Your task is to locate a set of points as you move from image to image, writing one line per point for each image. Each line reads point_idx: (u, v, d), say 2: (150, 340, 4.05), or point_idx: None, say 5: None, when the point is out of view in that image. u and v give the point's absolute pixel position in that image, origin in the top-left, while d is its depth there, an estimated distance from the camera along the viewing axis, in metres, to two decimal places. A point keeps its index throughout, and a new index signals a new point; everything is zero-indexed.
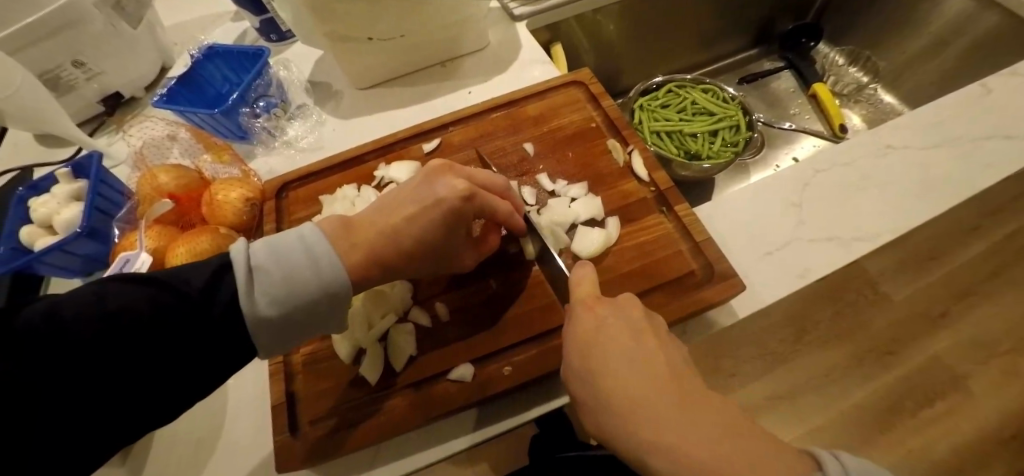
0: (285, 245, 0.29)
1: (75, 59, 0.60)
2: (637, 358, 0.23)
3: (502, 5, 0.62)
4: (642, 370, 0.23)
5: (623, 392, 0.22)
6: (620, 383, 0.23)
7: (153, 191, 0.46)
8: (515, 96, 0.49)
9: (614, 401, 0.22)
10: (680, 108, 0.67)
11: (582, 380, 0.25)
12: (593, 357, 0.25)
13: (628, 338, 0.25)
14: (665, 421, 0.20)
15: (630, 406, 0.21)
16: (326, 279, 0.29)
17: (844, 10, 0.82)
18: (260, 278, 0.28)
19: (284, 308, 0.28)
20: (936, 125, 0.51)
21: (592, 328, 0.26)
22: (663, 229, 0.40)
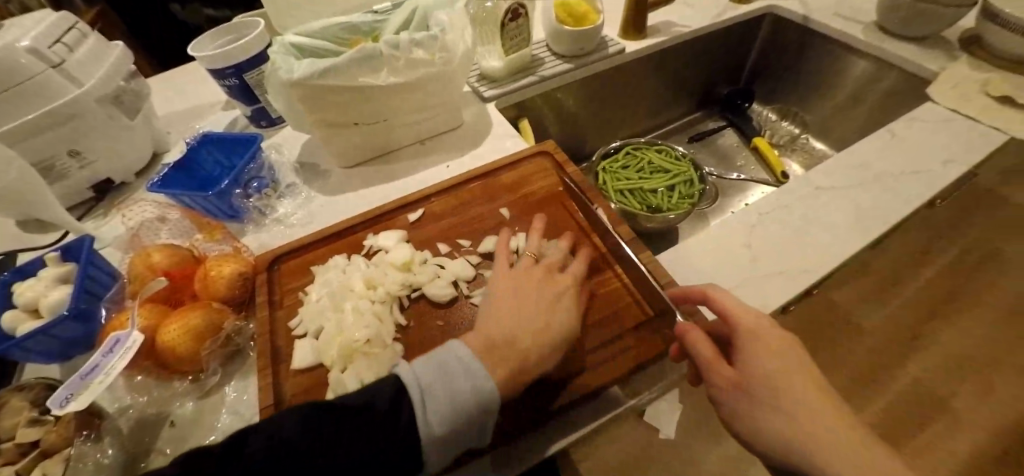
0: (449, 367, 0.33)
1: (71, 149, 0.63)
2: (832, 405, 0.27)
3: (474, 89, 0.70)
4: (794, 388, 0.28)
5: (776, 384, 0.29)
6: (813, 422, 0.26)
7: (147, 271, 0.48)
8: (490, 167, 0.55)
9: (817, 437, 0.25)
10: (639, 168, 0.75)
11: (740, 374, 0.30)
12: (782, 380, 0.28)
13: (808, 376, 0.28)
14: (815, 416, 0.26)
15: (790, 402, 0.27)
16: (484, 401, 0.32)
17: (768, 76, 0.95)
18: (435, 401, 0.31)
19: (457, 430, 0.32)
20: (855, 167, 0.59)
21: (767, 355, 0.30)
22: (619, 283, 0.45)
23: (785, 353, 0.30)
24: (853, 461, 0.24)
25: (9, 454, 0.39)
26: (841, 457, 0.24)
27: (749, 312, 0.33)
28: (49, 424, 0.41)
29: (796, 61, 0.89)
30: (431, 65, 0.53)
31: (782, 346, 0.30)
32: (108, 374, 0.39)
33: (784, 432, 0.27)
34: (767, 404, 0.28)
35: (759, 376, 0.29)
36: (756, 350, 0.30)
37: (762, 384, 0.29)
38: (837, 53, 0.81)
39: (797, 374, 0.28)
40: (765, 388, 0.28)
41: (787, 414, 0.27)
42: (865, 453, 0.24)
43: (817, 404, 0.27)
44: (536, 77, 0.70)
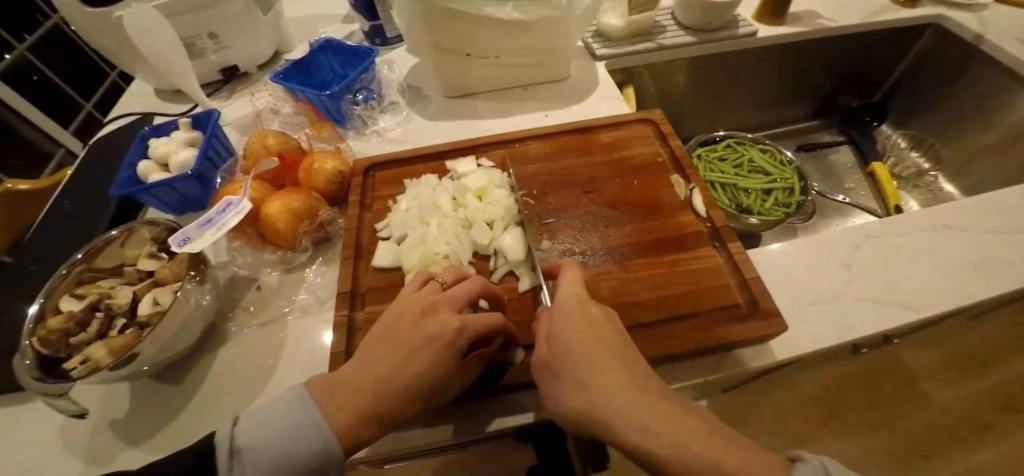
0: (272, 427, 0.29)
1: (211, 32, 0.69)
2: (618, 364, 0.28)
3: (586, 45, 0.68)
4: (599, 350, 0.29)
5: (577, 349, 0.29)
6: (598, 382, 0.27)
7: (262, 150, 0.53)
8: (591, 124, 0.54)
9: (605, 398, 0.26)
10: (736, 163, 0.71)
11: (552, 346, 0.31)
12: (582, 346, 0.29)
13: (601, 335, 0.30)
14: (605, 376, 0.27)
15: (586, 369, 0.28)
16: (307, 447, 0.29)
17: (910, 97, 0.84)
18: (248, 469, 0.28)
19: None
20: (999, 214, 0.51)
21: (569, 323, 0.31)
22: (661, 270, 0.41)
23: (592, 316, 0.31)
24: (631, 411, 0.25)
25: (130, 276, 0.47)
26: (620, 406, 0.25)
27: (572, 285, 0.34)
28: (164, 260, 0.49)
29: (950, 86, 0.77)
30: (556, 8, 0.52)
31: (580, 319, 0.31)
32: (219, 229, 0.44)
33: (582, 403, 0.27)
34: (572, 379, 0.28)
35: (562, 346, 0.30)
36: (561, 325, 0.31)
37: (561, 353, 0.30)
38: (1005, 86, 0.69)
39: (589, 346, 0.29)
40: (562, 358, 0.29)
41: (574, 381, 0.28)
42: (650, 410, 0.25)
43: (612, 374, 0.27)
44: (652, 44, 0.67)
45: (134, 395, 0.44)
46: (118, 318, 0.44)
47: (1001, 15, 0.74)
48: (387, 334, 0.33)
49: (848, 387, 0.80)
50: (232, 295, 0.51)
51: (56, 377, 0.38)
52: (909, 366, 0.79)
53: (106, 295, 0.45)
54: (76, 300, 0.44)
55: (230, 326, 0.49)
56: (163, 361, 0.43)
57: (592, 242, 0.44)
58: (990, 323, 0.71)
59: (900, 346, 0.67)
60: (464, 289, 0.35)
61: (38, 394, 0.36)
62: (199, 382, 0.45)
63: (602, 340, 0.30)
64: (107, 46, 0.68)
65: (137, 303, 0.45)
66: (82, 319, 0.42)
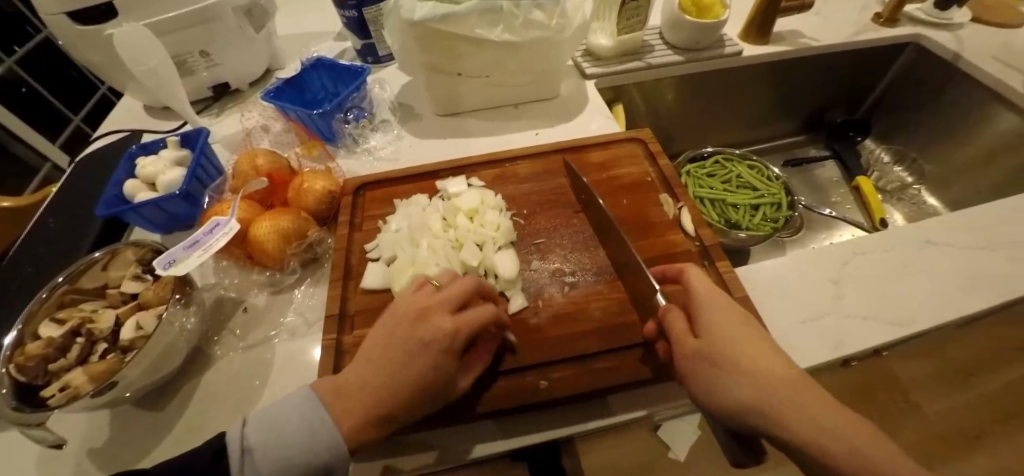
0: (283, 428, 0.30)
1: (202, 50, 0.69)
2: (776, 362, 0.29)
3: (576, 64, 0.69)
4: (757, 347, 0.30)
5: (737, 342, 0.30)
6: (762, 375, 0.28)
7: (251, 170, 0.53)
8: (581, 142, 0.54)
9: (779, 393, 0.27)
10: (725, 179, 0.71)
11: (705, 337, 0.31)
12: (740, 340, 0.30)
13: (752, 332, 0.31)
14: (771, 369, 0.28)
15: (751, 362, 0.29)
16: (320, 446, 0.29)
17: (893, 113, 0.86)
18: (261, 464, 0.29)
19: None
20: (981, 230, 0.52)
21: (722, 316, 0.32)
22: None
23: (740, 313, 0.32)
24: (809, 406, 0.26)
25: (114, 299, 0.46)
26: (791, 400, 0.27)
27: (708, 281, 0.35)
28: (148, 282, 0.47)
29: (931, 102, 0.79)
30: (546, 29, 0.53)
31: (730, 314, 0.32)
32: (204, 251, 0.44)
33: (751, 393, 0.28)
34: (724, 367, 0.29)
35: (717, 336, 0.31)
36: (715, 318, 0.32)
37: (716, 343, 0.30)
38: (983, 103, 0.71)
39: (750, 342, 0.30)
40: (718, 347, 0.30)
41: (736, 370, 0.29)
42: (816, 405, 0.27)
43: (784, 374, 0.28)
44: (641, 63, 0.68)
45: (114, 423, 0.43)
46: (99, 343, 0.43)
47: (976, 35, 0.76)
48: (388, 333, 0.33)
49: (838, 400, 0.80)
50: (218, 317, 0.50)
51: (33, 406, 0.37)
52: (899, 377, 0.80)
53: (87, 319, 0.44)
54: (57, 325, 0.43)
55: (215, 349, 0.48)
56: (146, 387, 0.42)
57: (583, 262, 0.44)
58: (975, 334, 0.71)
59: (888, 359, 0.68)
60: (456, 286, 0.35)
61: (13, 424, 0.35)
62: (182, 406, 0.44)
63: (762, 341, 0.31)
64: (96, 63, 0.67)
65: (120, 328, 0.44)
66: (61, 344, 0.41)
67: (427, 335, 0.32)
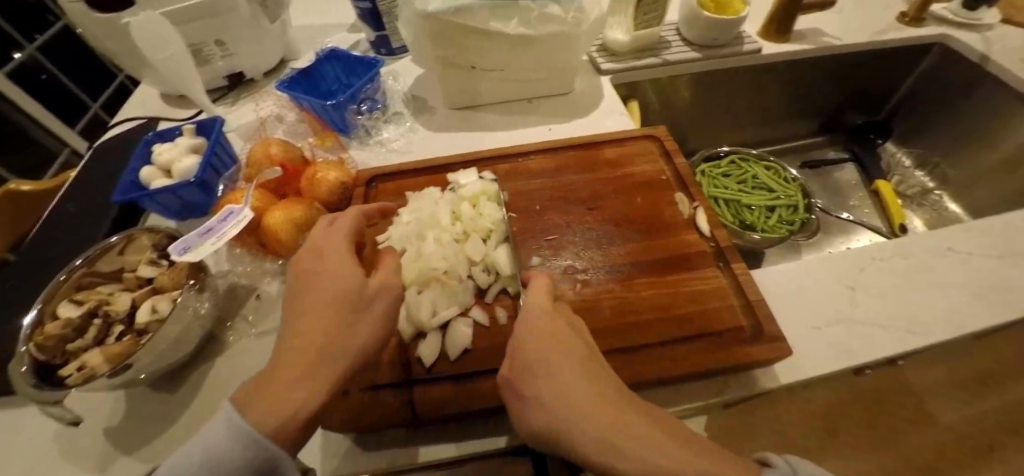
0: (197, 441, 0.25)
1: (218, 39, 0.70)
2: (584, 376, 0.26)
3: (591, 59, 0.69)
4: (570, 363, 0.27)
5: (540, 363, 0.27)
6: (565, 394, 0.25)
7: (265, 160, 0.53)
8: (595, 139, 0.54)
9: (575, 415, 0.24)
10: (740, 179, 0.70)
11: (513, 363, 0.28)
12: (550, 359, 0.27)
13: (566, 345, 0.29)
14: (569, 388, 0.25)
15: (551, 381, 0.26)
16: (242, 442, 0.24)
17: (915, 115, 0.84)
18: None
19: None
20: (1005, 238, 0.51)
21: (533, 335, 0.29)
22: (664, 290, 0.41)
23: (551, 328, 0.30)
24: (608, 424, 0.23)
25: (130, 283, 0.47)
26: (591, 420, 0.23)
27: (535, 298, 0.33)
28: (163, 266, 0.48)
29: (955, 105, 0.77)
30: (561, 23, 0.52)
31: (541, 331, 0.29)
32: (218, 239, 0.44)
33: (554, 426, 0.24)
34: (532, 393, 0.26)
35: (528, 358, 0.28)
36: (528, 339, 0.29)
37: (525, 366, 0.28)
38: (1011, 107, 0.69)
39: (552, 360, 0.27)
40: (525, 371, 0.27)
41: (539, 395, 0.26)
42: (611, 421, 0.23)
43: (587, 392, 0.25)
44: (657, 60, 0.67)
45: (128, 405, 0.44)
46: (115, 325, 0.43)
47: (1005, 37, 0.74)
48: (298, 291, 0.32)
49: (850, 409, 0.79)
50: (231, 303, 0.51)
51: (52, 385, 0.38)
52: (914, 388, 0.78)
53: (104, 302, 0.45)
54: (75, 306, 0.44)
55: (228, 335, 0.48)
56: (159, 370, 0.43)
57: (594, 259, 0.44)
58: (994, 346, 0.70)
59: (904, 367, 0.66)
60: (323, 233, 0.36)
61: (32, 401, 0.36)
62: (194, 391, 0.44)
63: (572, 360, 0.27)
64: (114, 50, 0.68)
65: (135, 311, 0.45)
66: (79, 325, 0.42)
67: (324, 267, 0.33)
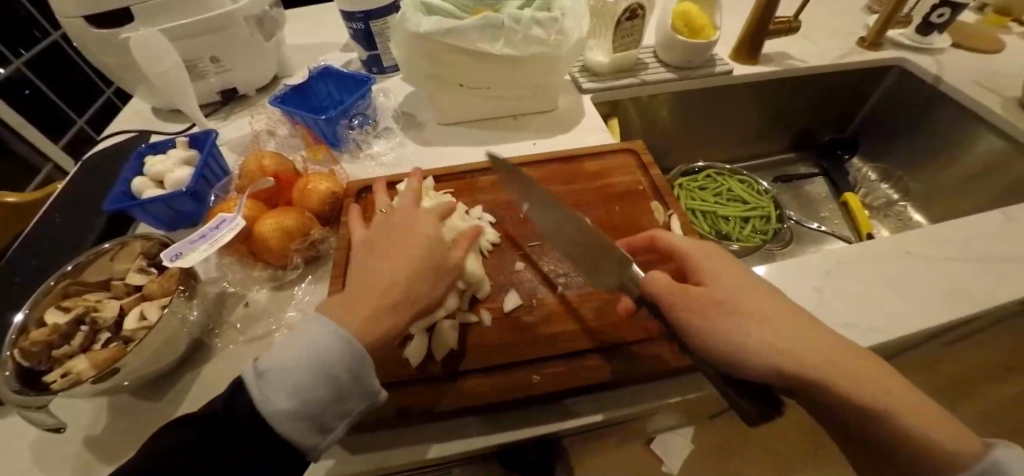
0: (288, 351, 0.30)
1: (212, 57, 0.71)
2: (797, 327, 0.30)
3: (574, 79, 0.72)
4: (785, 315, 0.31)
5: (757, 311, 0.31)
6: (793, 343, 0.29)
7: (257, 171, 0.54)
8: (577, 153, 0.57)
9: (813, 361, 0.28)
10: (716, 192, 0.74)
11: (734, 311, 0.32)
12: (758, 307, 0.31)
13: (771, 300, 0.32)
14: (793, 331, 0.30)
15: (773, 326, 0.30)
16: (326, 361, 0.30)
17: (879, 133, 0.89)
18: (277, 379, 0.29)
19: (307, 397, 0.29)
20: (960, 242, 0.54)
21: (742, 288, 0.33)
22: None
23: (752, 285, 0.34)
24: (839, 365, 0.28)
25: (118, 290, 0.47)
26: (825, 363, 0.28)
27: (723, 262, 0.36)
28: (153, 274, 0.49)
29: (914, 124, 0.82)
30: (545, 45, 0.55)
31: (744, 286, 0.33)
32: (210, 245, 0.45)
33: (802, 366, 0.28)
34: (761, 337, 0.30)
35: (747, 307, 0.32)
36: (736, 289, 0.33)
37: (746, 315, 0.31)
38: (963, 124, 0.75)
39: (770, 310, 0.31)
40: (745, 316, 0.31)
41: (764, 336, 0.30)
42: (839, 362, 0.28)
43: (806, 338, 0.29)
44: (635, 80, 0.71)
45: (113, 413, 0.43)
46: (103, 332, 0.44)
47: (955, 61, 0.80)
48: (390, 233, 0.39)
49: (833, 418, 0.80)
50: (219, 311, 0.51)
51: (35, 391, 0.38)
52: None
53: (92, 308, 0.45)
54: (62, 312, 0.44)
55: (217, 342, 0.49)
56: (144, 376, 0.43)
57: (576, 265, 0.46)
58: (968, 349, 0.73)
59: None
60: (377, 223, 0.43)
61: (14, 407, 0.35)
62: (181, 398, 0.44)
63: (781, 314, 0.31)
64: (108, 65, 0.69)
65: (123, 317, 0.45)
66: (66, 332, 0.42)
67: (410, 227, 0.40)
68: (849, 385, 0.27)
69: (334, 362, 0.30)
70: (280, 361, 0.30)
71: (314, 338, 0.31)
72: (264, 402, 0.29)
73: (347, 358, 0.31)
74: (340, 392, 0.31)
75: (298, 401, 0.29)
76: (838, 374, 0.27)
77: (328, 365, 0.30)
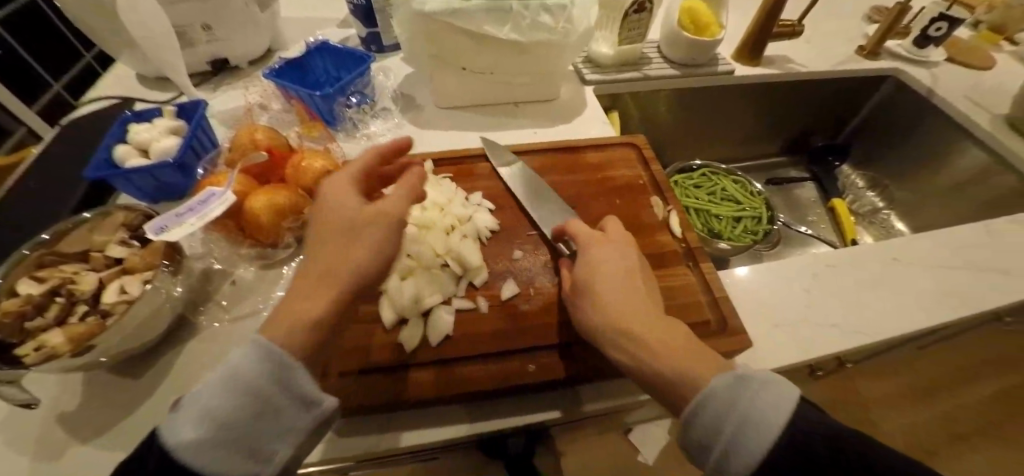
0: (200, 384, 0.26)
1: (204, 23, 0.68)
2: (625, 294, 0.34)
3: (577, 69, 0.71)
4: (624, 286, 0.35)
5: (600, 279, 0.36)
6: (615, 308, 0.33)
7: (250, 144, 0.52)
8: (579, 143, 0.56)
9: (621, 323, 0.32)
10: (710, 191, 0.74)
11: (584, 282, 0.36)
12: (602, 277, 0.36)
13: (618, 270, 0.36)
14: (621, 298, 0.34)
15: (609, 294, 0.34)
16: (246, 375, 0.26)
17: (869, 142, 0.91)
18: (189, 413, 0.24)
19: (227, 421, 0.24)
20: (943, 250, 0.56)
21: (595, 261, 0.37)
22: None
23: (613, 255, 0.38)
24: (643, 326, 0.32)
25: (97, 263, 0.45)
26: (637, 327, 0.32)
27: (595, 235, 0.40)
28: (135, 247, 0.47)
29: (905, 134, 0.84)
30: (552, 32, 0.54)
31: (605, 259, 0.37)
32: (198, 220, 0.43)
33: (607, 328, 0.33)
34: (596, 305, 0.34)
35: (590, 276, 0.36)
36: (595, 261, 0.37)
37: (587, 285, 0.36)
38: (953, 138, 0.77)
39: (611, 279, 0.35)
40: (587, 287, 0.36)
41: (597, 302, 0.34)
42: (644, 324, 0.32)
43: (630, 303, 0.34)
44: (638, 74, 0.70)
45: (89, 390, 0.42)
46: (80, 304, 0.42)
47: (948, 74, 0.82)
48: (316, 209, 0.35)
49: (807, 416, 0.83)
50: (204, 288, 0.50)
51: (6, 364, 0.36)
52: (872, 393, 0.84)
53: (68, 280, 0.43)
54: (36, 283, 0.42)
55: (201, 319, 0.47)
56: (123, 353, 0.41)
57: None
58: (939, 354, 0.76)
59: (858, 374, 0.69)
60: (326, 188, 0.36)
61: None
62: (163, 375, 0.43)
63: (622, 283, 0.35)
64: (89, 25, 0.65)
65: (101, 290, 0.43)
66: (39, 303, 0.40)
67: (331, 196, 0.35)
68: (639, 341, 0.31)
69: (255, 371, 0.26)
70: (191, 394, 0.25)
71: (248, 360, 0.26)
72: (172, 440, 0.23)
73: (272, 363, 0.26)
74: (267, 410, 0.26)
75: (218, 427, 0.24)
76: (638, 335, 0.31)
77: (251, 379, 0.26)
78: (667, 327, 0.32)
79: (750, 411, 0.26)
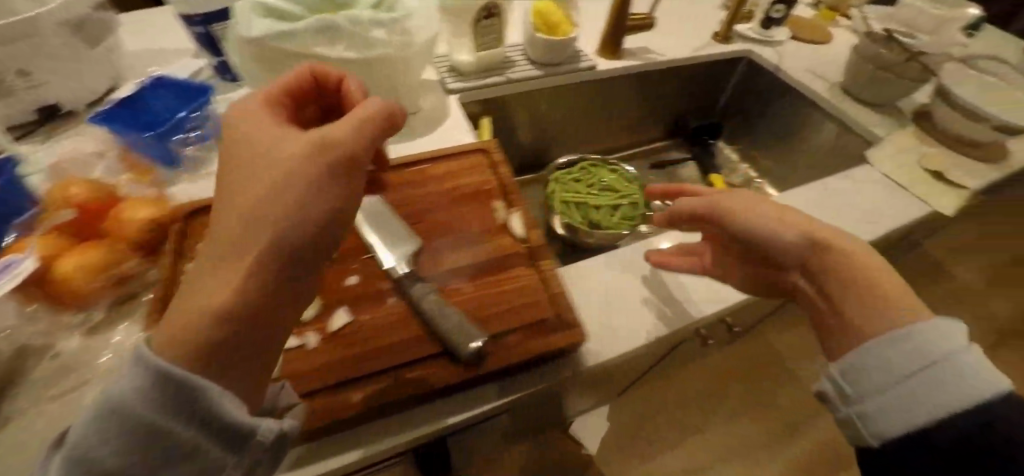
0: (88, 412, 0.21)
1: (20, 69, 0.61)
2: (847, 248, 0.37)
3: (440, 79, 0.71)
4: (828, 239, 0.37)
5: (830, 234, 0.37)
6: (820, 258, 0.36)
7: (61, 200, 0.46)
8: (427, 154, 0.55)
9: (865, 274, 0.34)
10: (589, 183, 0.76)
11: (825, 241, 0.37)
12: (835, 235, 0.37)
13: (785, 225, 0.39)
14: (848, 249, 0.36)
15: (835, 246, 0.36)
16: (125, 405, 0.20)
17: (738, 117, 0.98)
18: (80, 449, 0.20)
19: (123, 464, 0.20)
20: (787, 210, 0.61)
21: (805, 216, 0.39)
22: (489, 291, 0.43)
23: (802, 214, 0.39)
24: (845, 283, 0.35)
25: None
26: (853, 286, 0.34)
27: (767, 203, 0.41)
28: None
29: (766, 107, 0.92)
30: (389, 46, 0.54)
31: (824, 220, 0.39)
32: None
33: (847, 271, 0.35)
34: (848, 255, 0.36)
35: (822, 229, 0.38)
36: (758, 215, 0.40)
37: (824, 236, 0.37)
38: (805, 107, 0.85)
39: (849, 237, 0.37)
40: (834, 238, 0.37)
41: (831, 253, 0.36)
42: (867, 276, 0.34)
43: (857, 254, 0.36)
44: (502, 78, 0.71)
45: None
46: None
47: (792, 51, 0.90)
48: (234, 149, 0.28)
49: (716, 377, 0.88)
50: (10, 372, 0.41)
51: None
52: None
53: None
54: None
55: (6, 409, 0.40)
56: None
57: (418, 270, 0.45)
58: None
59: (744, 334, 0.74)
60: (233, 115, 0.30)
61: None
62: None
63: (846, 240, 0.37)
64: None
65: None
66: None
67: (241, 132, 0.28)
68: (870, 286, 0.34)
69: (134, 399, 0.20)
70: (81, 421, 0.21)
71: (123, 389, 0.20)
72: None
73: (151, 384, 0.20)
74: (177, 447, 0.21)
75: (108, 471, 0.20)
76: (873, 287, 0.34)
77: (143, 411, 0.20)
78: (844, 276, 0.35)
79: (962, 383, 0.27)
